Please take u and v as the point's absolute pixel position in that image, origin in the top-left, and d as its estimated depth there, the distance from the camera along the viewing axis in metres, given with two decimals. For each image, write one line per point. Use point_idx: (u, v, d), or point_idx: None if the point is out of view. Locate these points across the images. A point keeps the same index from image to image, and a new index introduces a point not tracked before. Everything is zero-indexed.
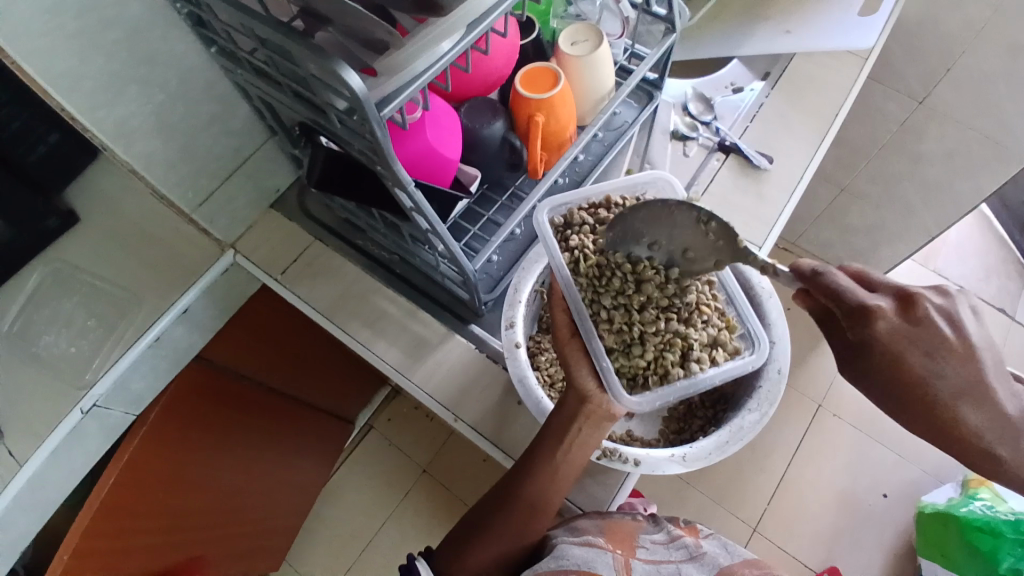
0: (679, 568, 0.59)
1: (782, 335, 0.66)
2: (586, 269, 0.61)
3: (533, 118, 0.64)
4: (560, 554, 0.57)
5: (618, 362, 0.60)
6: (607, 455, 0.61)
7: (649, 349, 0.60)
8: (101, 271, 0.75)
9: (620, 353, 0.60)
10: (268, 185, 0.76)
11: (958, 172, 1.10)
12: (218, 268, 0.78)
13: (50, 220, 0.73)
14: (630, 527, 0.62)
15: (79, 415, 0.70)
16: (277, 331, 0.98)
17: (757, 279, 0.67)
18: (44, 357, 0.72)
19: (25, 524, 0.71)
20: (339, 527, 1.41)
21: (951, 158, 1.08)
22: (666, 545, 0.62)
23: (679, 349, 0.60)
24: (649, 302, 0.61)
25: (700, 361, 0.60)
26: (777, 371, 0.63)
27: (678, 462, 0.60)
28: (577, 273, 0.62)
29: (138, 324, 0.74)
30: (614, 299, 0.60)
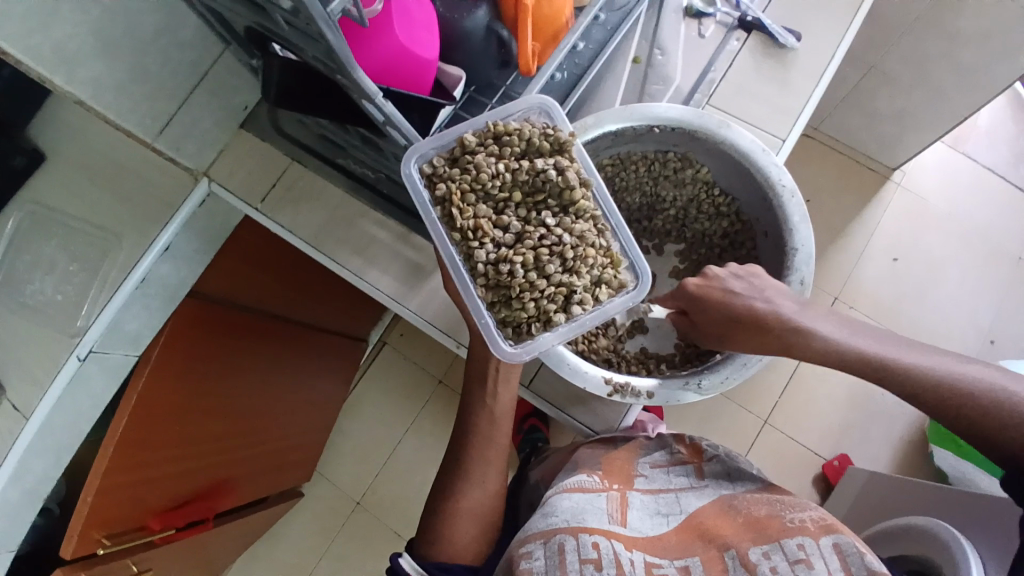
0: (679, 497, 0.60)
1: (806, 238, 0.62)
2: (459, 225, 0.50)
3: (521, 1, 0.55)
4: (549, 512, 0.57)
5: (500, 313, 0.51)
6: (620, 391, 0.58)
7: (531, 298, 0.50)
8: (72, 211, 0.69)
9: (502, 304, 0.51)
10: (235, 102, 0.68)
11: (996, 53, 0.99)
12: (195, 198, 0.72)
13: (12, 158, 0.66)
14: (627, 454, 0.64)
15: (77, 361, 0.69)
16: (271, 260, 0.94)
17: (779, 177, 0.62)
18: (33, 305, 0.69)
19: (43, 468, 0.73)
20: (363, 437, 1.46)
21: (986, 40, 0.98)
22: (666, 469, 0.64)
23: (562, 296, 0.50)
24: (524, 249, 0.50)
25: (584, 303, 0.51)
26: (800, 282, 0.61)
27: (694, 390, 0.60)
28: (451, 227, 0.50)
29: (122, 265, 0.70)
30: (490, 252, 0.49)
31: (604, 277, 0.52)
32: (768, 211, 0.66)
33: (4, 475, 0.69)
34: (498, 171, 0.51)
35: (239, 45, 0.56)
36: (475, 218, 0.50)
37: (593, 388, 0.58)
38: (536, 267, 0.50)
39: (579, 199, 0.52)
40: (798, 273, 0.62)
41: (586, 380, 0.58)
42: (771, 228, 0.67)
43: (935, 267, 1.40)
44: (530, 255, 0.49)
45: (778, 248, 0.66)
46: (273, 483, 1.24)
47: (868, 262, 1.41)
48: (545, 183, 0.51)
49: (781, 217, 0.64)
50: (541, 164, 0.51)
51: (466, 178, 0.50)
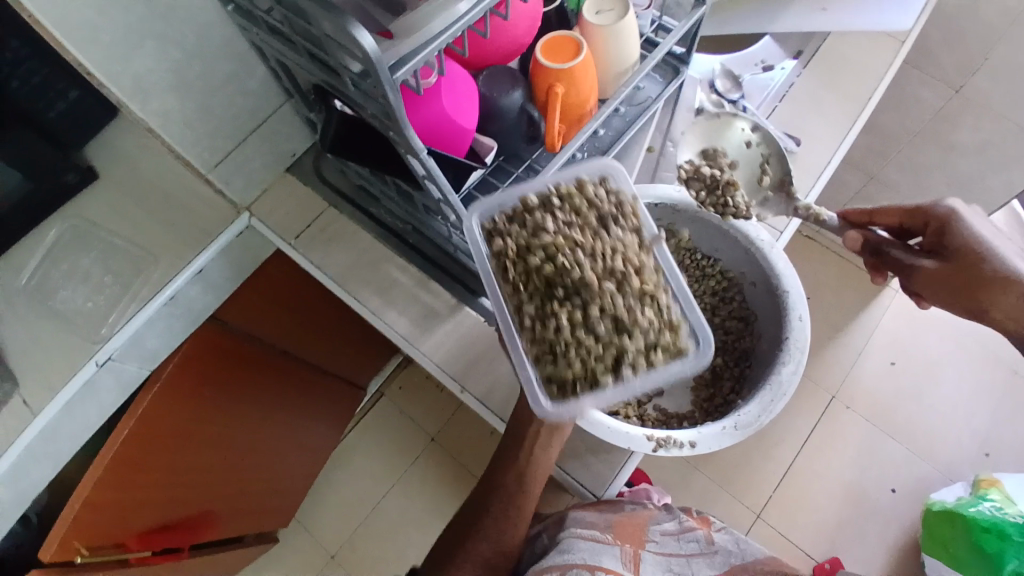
0: (689, 564, 0.63)
1: (794, 283, 0.67)
2: (512, 277, 0.55)
3: (553, 88, 0.61)
4: (566, 548, 0.60)
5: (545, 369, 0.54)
6: (664, 446, 0.58)
7: (575, 358, 0.52)
8: (120, 229, 0.75)
9: (548, 361, 0.53)
10: (285, 148, 0.75)
11: (992, 167, 1.06)
12: (234, 229, 0.77)
13: (69, 175, 0.72)
14: (642, 519, 0.66)
15: (94, 367, 0.71)
16: (291, 298, 0.98)
17: (756, 232, 0.68)
18: (60, 311, 0.73)
19: (39, 472, 0.74)
20: (347, 490, 1.44)
21: (983, 152, 1.05)
22: (677, 536, 0.66)
23: (610, 355, 0.53)
24: (572, 301, 0.53)
25: (634, 366, 0.53)
26: (799, 319, 0.65)
27: (730, 434, 0.60)
28: (504, 276, 0.56)
29: (157, 283, 0.73)
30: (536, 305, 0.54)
31: (661, 340, 0.54)
32: (751, 261, 0.71)
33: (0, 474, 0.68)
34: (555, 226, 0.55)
35: (303, 104, 0.64)
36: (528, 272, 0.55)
37: (636, 447, 0.59)
38: (583, 322, 0.53)
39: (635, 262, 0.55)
40: (796, 312, 0.66)
41: (628, 439, 0.58)
42: (758, 278, 0.71)
43: (931, 373, 1.42)
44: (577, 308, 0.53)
45: (770, 295, 0.70)
46: (252, 524, 1.22)
47: (865, 361, 1.44)
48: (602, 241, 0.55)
49: (766, 264, 0.69)
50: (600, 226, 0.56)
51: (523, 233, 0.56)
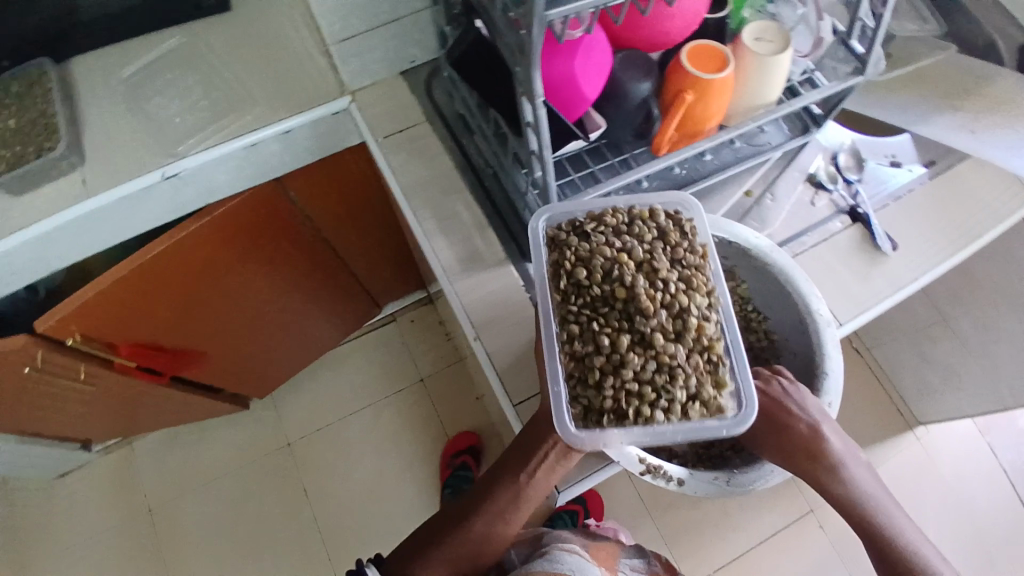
0: None
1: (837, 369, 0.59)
2: (562, 286, 0.55)
3: (683, 94, 0.59)
4: (554, 559, 0.63)
5: (575, 391, 0.54)
6: (651, 473, 0.57)
7: (607, 384, 0.52)
8: (228, 63, 0.77)
9: (579, 382, 0.54)
10: (408, 52, 0.74)
11: None
12: (330, 108, 0.75)
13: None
14: (613, 550, 0.73)
15: (159, 177, 0.71)
16: (353, 192, 0.94)
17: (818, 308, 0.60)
18: (150, 113, 0.74)
19: (73, 248, 0.76)
20: (320, 395, 1.40)
21: None
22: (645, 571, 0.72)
23: (646, 393, 0.51)
24: (617, 327, 0.53)
25: (669, 411, 0.51)
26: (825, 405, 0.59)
27: (720, 485, 0.58)
28: (555, 284, 0.56)
29: (242, 123, 0.73)
30: (578, 323, 0.54)
31: (703, 393, 0.52)
32: (800, 332, 0.62)
33: (36, 232, 0.71)
34: (619, 243, 0.55)
35: (447, 17, 0.64)
36: (584, 284, 0.54)
37: (625, 464, 0.57)
38: (626, 351, 0.52)
39: (690, 302, 0.53)
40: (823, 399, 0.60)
41: (621, 455, 0.57)
42: (800, 350, 0.63)
43: None
44: (621, 333, 0.52)
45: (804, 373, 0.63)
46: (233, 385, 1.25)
47: None
48: (658, 268, 0.54)
49: (814, 343, 0.61)
50: (660, 254, 0.55)
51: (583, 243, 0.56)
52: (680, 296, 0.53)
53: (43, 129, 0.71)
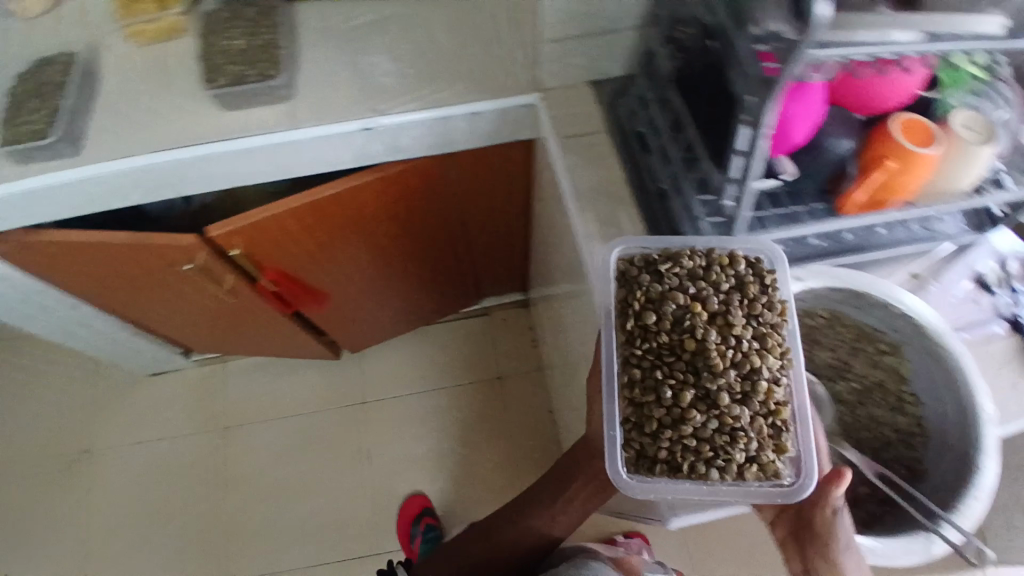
0: None
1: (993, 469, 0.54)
2: (627, 326, 0.53)
3: (883, 161, 0.59)
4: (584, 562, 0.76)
5: (629, 434, 0.52)
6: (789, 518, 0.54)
7: (663, 436, 0.49)
8: (435, 36, 0.82)
9: (632, 426, 0.52)
10: (605, 65, 0.77)
11: None
12: (520, 101, 0.78)
13: None
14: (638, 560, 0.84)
15: (363, 127, 0.76)
16: (504, 181, 0.96)
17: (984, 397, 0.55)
18: (358, 67, 0.79)
19: (265, 167, 0.80)
20: (395, 367, 1.38)
21: None
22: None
23: (703, 451, 0.48)
24: (681, 377, 0.50)
25: (725, 472, 0.48)
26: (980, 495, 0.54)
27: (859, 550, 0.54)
28: (622, 322, 0.54)
29: (438, 96, 0.78)
30: (639, 366, 0.51)
31: (764, 459, 0.49)
32: (957, 426, 0.57)
33: (238, 147, 0.76)
34: (694, 288, 0.53)
35: (660, 38, 0.66)
36: (652, 329, 0.52)
37: None
38: (687, 406, 0.49)
39: (761, 362, 0.50)
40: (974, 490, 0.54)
41: None
42: (950, 447, 0.58)
43: None
44: (683, 385, 0.50)
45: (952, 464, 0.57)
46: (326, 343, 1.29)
47: None
48: (732, 321, 0.51)
49: (971, 436, 0.56)
50: (735, 306, 0.51)
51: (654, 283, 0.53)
52: (751, 356, 0.50)
53: (259, 55, 0.74)
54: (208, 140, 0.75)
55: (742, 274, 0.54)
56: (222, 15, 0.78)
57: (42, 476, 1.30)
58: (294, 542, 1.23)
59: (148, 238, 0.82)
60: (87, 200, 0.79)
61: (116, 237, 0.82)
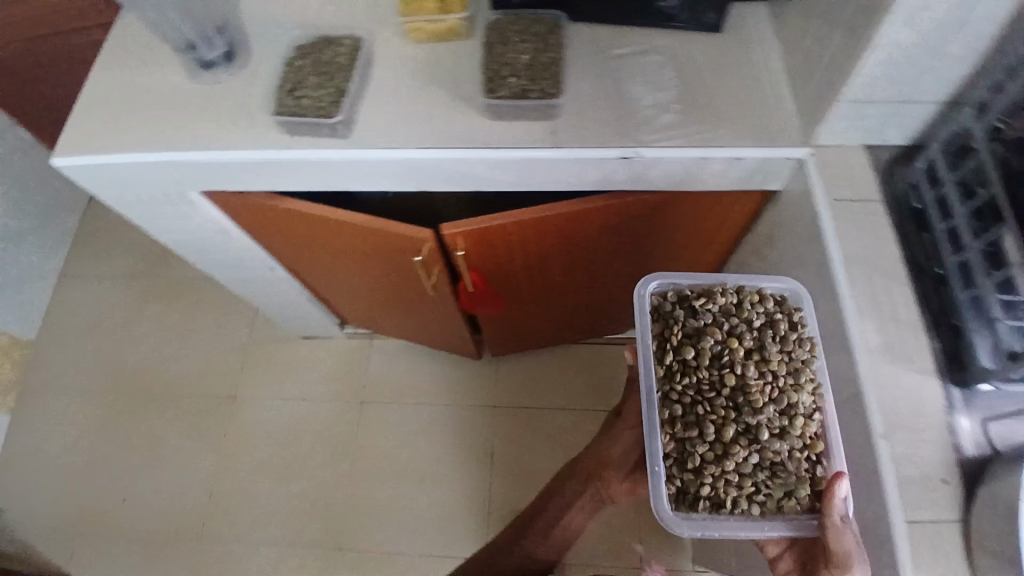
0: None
1: None
2: (668, 364, 0.66)
3: None
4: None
5: (671, 469, 0.64)
6: None
7: (708, 474, 0.61)
8: (705, 74, 0.80)
9: (676, 461, 0.63)
10: (885, 133, 0.74)
11: None
12: (787, 154, 0.76)
13: (710, 16, 0.81)
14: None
15: (624, 154, 0.75)
16: (724, 226, 0.94)
17: None
18: (624, 93, 0.79)
19: (510, 178, 0.81)
20: (530, 377, 1.39)
21: None
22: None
23: (745, 485, 0.61)
24: (720, 413, 0.62)
25: (761, 506, 0.61)
26: None
27: None
28: (663, 361, 0.66)
29: (706, 137, 0.76)
30: (682, 398, 0.64)
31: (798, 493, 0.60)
32: None
33: (498, 155, 0.76)
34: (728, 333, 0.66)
35: (983, 129, 0.65)
36: (693, 371, 0.65)
37: None
38: (730, 445, 0.61)
39: (794, 399, 0.63)
40: None
41: None
42: None
43: None
44: (722, 417, 0.62)
45: None
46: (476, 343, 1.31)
47: None
48: (767, 359, 0.64)
49: None
50: (769, 350, 0.64)
51: (692, 324, 0.67)
52: (788, 392, 0.63)
53: (544, 72, 0.78)
54: (471, 144, 0.76)
55: (770, 311, 0.68)
56: (510, 24, 0.82)
57: (193, 408, 1.40)
58: (410, 526, 1.28)
59: (386, 224, 0.85)
60: (336, 172, 0.80)
61: (353, 216, 0.86)
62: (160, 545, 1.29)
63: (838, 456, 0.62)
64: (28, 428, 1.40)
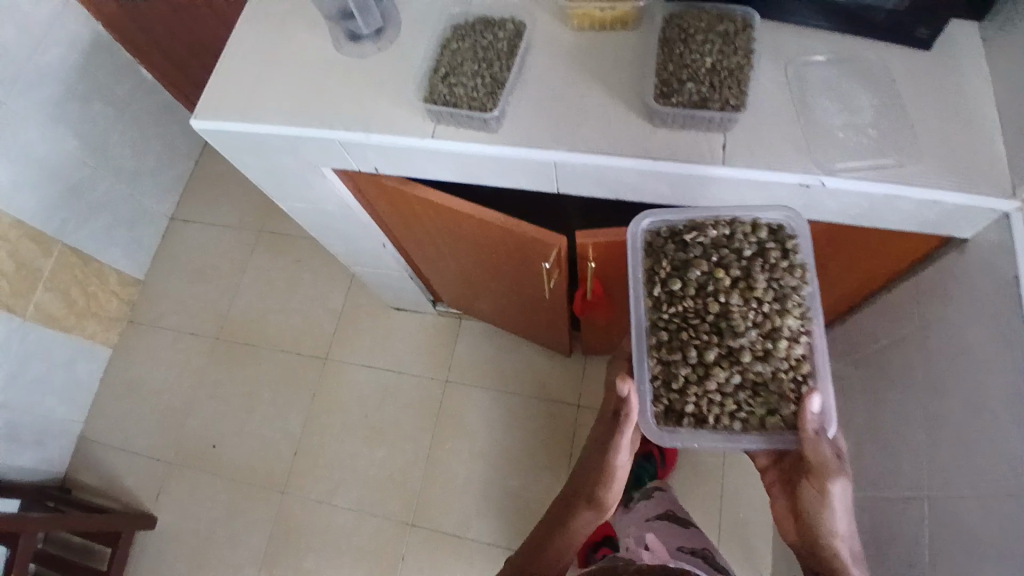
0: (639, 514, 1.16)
1: None
2: (655, 295, 0.68)
3: None
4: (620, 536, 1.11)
5: (657, 391, 0.66)
6: None
7: (693, 392, 0.64)
8: (904, 97, 0.72)
9: (660, 384, 0.66)
10: None
11: None
12: (994, 203, 0.67)
13: (920, 31, 0.72)
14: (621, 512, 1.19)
15: (808, 181, 0.68)
16: (884, 263, 0.88)
17: None
18: (814, 113, 0.71)
19: (666, 192, 0.74)
20: None
21: None
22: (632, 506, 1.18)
23: (728, 404, 0.64)
24: (705, 337, 0.65)
25: (743, 421, 0.64)
26: None
27: None
28: (651, 291, 0.68)
29: (903, 172, 0.68)
30: (667, 322, 0.66)
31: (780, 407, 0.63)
32: None
33: (664, 167, 0.70)
34: (714, 263, 0.66)
35: None
36: (681, 301, 0.66)
37: None
38: (716, 369, 0.64)
39: (779, 321, 0.64)
40: None
41: None
42: None
43: None
44: (706, 340, 0.65)
45: None
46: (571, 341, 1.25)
47: None
48: (753, 285, 0.65)
49: None
50: (758, 279, 0.65)
51: (680, 255, 0.68)
52: (773, 317, 0.64)
53: (728, 78, 0.69)
54: (635, 154, 0.70)
55: (763, 243, 0.68)
56: (693, 17, 0.73)
57: (286, 366, 1.43)
58: (484, 511, 1.28)
59: (522, 225, 0.81)
60: (484, 161, 0.75)
61: (488, 213, 0.81)
62: (251, 496, 1.34)
63: (820, 368, 0.64)
64: (134, 363, 1.47)
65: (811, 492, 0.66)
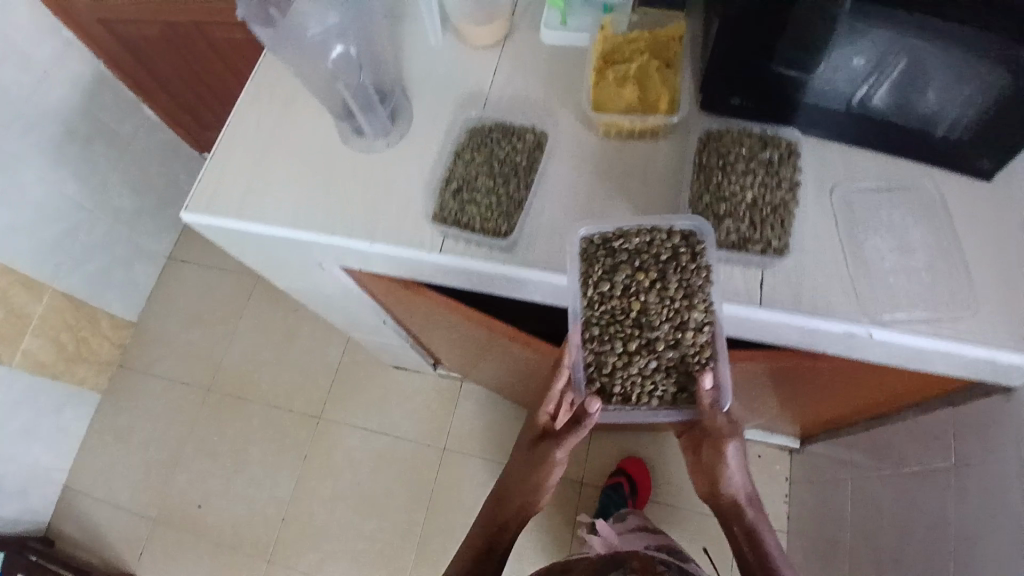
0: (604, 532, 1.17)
1: None
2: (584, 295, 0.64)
3: None
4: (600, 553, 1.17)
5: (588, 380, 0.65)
6: None
7: (618, 379, 0.64)
8: (964, 237, 0.64)
9: (589, 372, 0.65)
10: None
11: None
12: None
13: (982, 163, 0.65)
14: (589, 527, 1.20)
15: (856, 331, 0.62)
16: (924, 388, 0.81)
17: None
18: (861, 251, 0.64)
19: None
20: None
21: None
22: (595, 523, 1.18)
23: (648, 383, 0.64)
24: (627, 330, 0.64)
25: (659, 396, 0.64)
26: None
27: None
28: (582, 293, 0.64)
29: (959, 327, 0.61)
30: (593, 318, 0.64)
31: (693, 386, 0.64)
32: None
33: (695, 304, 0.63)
34: (634, 265, 0.63)
35: None
36: (604, 299, 0.64)
37: None
38: (636, 357, 0.63)
39: (694, 312, 0.62)
40: None
41: None
42: None
43: None
44: (630, 335, 0.64)
45: None
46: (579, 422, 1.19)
47: None
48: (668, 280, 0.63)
49: None
50: (674, 279, 0.63)
51: (606, 263, 0.63)
52: (686, 311, 0.63)
53: (769, 216, 0.65)
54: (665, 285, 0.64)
55: (677, 249, 0.63)
56: (729, 136, 0.69)
57: (280, 421, 1.38)
58: None
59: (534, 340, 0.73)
60: (492, 281, 0.68)
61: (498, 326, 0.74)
62: (235, 559, 1.29)
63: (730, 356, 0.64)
64: (125, 409, 1.43)
65: (710, 455, 0.71)
